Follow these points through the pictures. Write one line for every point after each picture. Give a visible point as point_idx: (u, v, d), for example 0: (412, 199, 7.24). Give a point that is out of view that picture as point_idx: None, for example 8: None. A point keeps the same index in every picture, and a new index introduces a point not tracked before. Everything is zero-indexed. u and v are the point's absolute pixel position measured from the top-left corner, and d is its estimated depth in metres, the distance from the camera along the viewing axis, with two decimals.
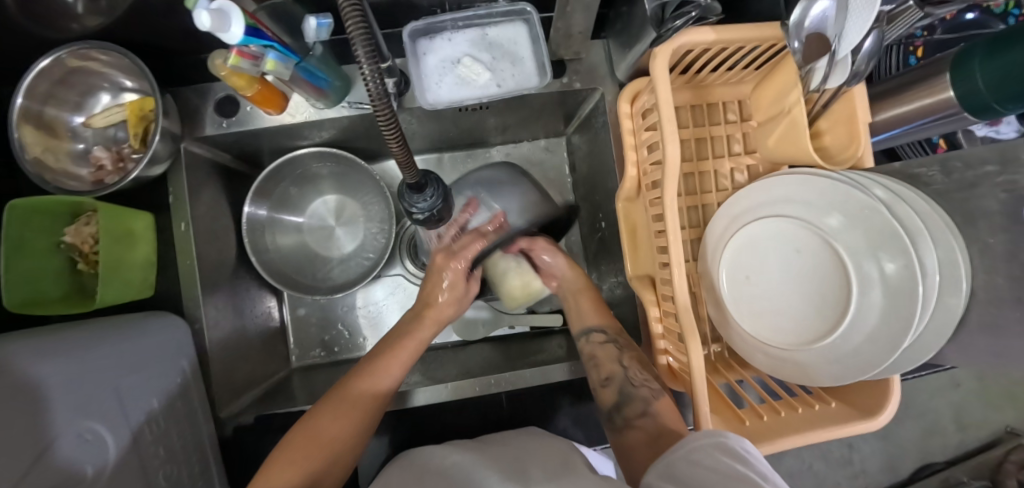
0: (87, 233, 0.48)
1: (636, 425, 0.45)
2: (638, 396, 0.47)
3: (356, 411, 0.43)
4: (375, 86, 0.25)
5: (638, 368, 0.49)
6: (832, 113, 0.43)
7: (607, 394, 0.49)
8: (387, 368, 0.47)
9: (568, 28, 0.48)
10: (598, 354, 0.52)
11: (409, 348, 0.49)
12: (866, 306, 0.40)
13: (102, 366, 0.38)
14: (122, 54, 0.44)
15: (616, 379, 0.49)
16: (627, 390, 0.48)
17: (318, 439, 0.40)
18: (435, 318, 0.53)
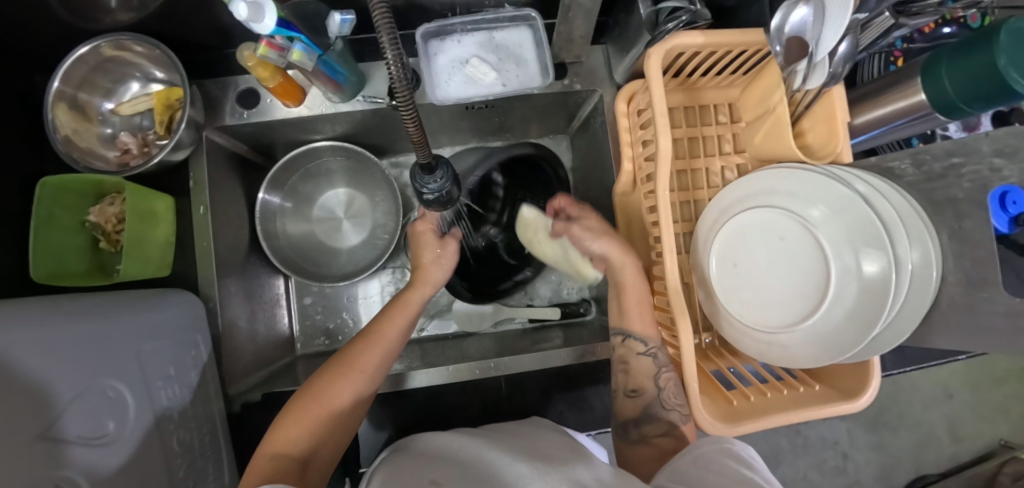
0: (110, 212, 0.51)
1: (653, 442, 0.46)
2: (663, 418, 0.46)
3: (356, 374, 0.43)
4: (398, 72, 0.28)
5: (675, 392, 0.46)
6: (813, 113, 0.47)
7: (632, 406, 0.48)
8: (386, 332, 0.47)
9: (570, 33, 0.52)
10: (631, 363, 0.48)
11: (407, 308, 0.50)
12: (844, 290, 0.42)
13: (125, 332, 0.40)
14: (154, 46, 0.47)
15: (645, 396, 0.47)
16: (655, 409, 0.46)
17: (324, 401, 0.41)
18: (425, 280, 0.53)
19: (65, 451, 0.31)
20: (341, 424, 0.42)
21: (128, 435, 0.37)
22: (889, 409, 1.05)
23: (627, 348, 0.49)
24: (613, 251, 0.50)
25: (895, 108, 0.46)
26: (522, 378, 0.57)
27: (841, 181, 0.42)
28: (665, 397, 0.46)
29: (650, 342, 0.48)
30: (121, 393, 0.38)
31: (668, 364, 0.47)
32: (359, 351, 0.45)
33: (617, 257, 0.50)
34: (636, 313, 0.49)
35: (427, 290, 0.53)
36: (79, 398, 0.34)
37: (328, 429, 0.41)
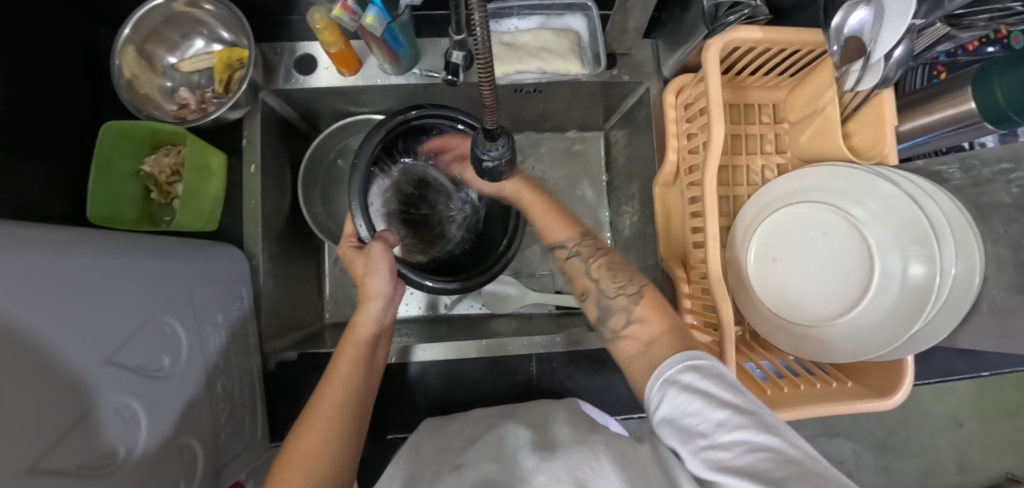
0: (165, 163, 0.51)
1: (625, 336, 0.42)
2: (616, 306, 0.44)
3: (322, 423, 0.39)
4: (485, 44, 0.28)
5: (610, 275, 0.46)
6: (862, 116, 0.47)
7: (589, 309, 0.47)
8: (343, 370, 0.43)
9: (625, 23, 0.53)
10: (568, 269, 0.50)
11: (359, 337, 0.46)
12: (887, 287, 0.43)
13: (182, 274, 0.41)
14: (223, 3, 0.48)
15: (591, 292, 0.47)
16: (603, 302, 0.45)
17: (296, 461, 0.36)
18: (369, 295, 0.48)
19: (126, 378, 0.32)
20: (333, 462, 0.38)
21: (179, 373, 0.38)
22: (897, 433, 1.04)
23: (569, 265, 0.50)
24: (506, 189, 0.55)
25: (944, 115, 0.47)
26: (550, 360, 0.58)
27: (888, 179, 0.43)
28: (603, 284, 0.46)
29: (572, 239, 0.50)
30: (176, 332, 0.38)
31: (593, 253, 0.49)
32: (318, 399, 0.41)
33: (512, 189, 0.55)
34: (552, 222, 0.52)
35: (376, 304, 0.48)
36: (140, 330, 0.35)
37: (325, 476, 0.37)
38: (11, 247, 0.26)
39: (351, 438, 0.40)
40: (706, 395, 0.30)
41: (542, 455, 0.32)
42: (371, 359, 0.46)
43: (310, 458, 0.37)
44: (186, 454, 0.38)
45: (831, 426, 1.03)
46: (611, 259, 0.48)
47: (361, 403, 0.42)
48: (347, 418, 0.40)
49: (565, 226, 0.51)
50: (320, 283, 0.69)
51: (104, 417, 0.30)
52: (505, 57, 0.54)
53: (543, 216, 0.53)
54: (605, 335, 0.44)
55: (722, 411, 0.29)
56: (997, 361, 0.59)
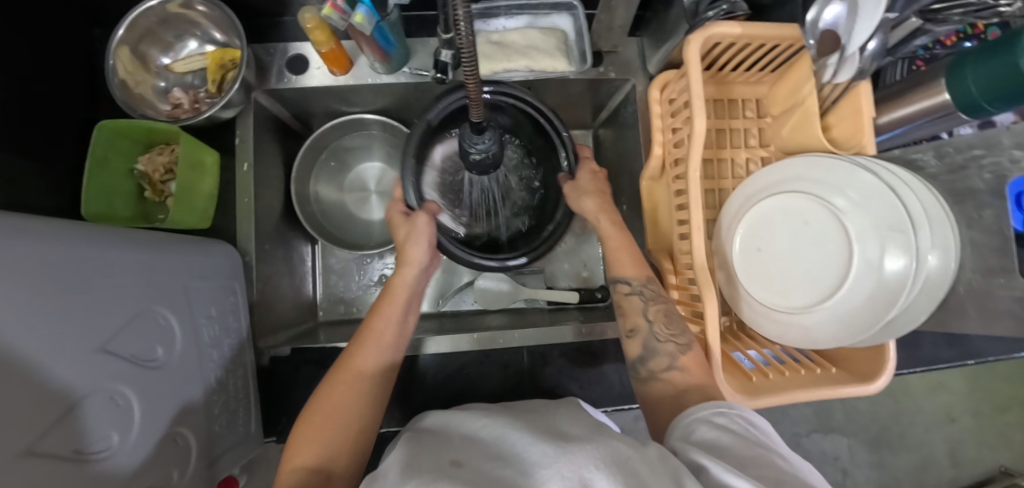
0: (159, 161, 0.52)
1: (663, 379, 0.44)
2: (663, 351, 0.45)
3: (354, 380, 0.40)
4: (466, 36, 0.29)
5: (664, 322, 0.46)
6: (840, 108, 0.49)
7: (631, 347, 0.48)
8: (378, 331, 0.44)
9: (610, 21, 0.54)
10: (624, 306, 0.49)
11: (397, 296, 0.48)
12: (869, 273, 0.44)
13: (177, 268, 0.42)
14: (216, 5, 0.49)
15: (640, 332, 0.47)
16: (651, 345, 0.46)
17: (320, 419, 0.37)
18: (408, 259, 0.50)
19: (120, 366, 0.33)
20: (363, 416, 0.39)
21: (172, 363, 0.39)
22: (891, 428, 1.05)
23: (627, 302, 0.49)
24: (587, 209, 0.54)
25: (921, 107, 0.47)
26: (543, 353, 0.58)
27: (867, 169, 0.44)
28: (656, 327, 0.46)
29: (639, 278, 0.50)
30: (169, 323, 0.39)
31: (656, 297, 0.49)
32: (351, 356, 0.42)
33: (593, 214, 0.54)
34: (621, 257, 0.52)
35: (412, 270, 0.50)
36: (135, 320, 0.35)
37: (352, 428, 0.38)
38: (20, 235, 0.27)
39: (377, 398, 0.41)
40: (737, 430, 0.34)
41: (547, 447, 0.29)
42: (405, 322, 0.47)
43: (338, 412, 0.38)
44: (180, 443, 0.39)
45: (825, 421, 1.04)
46: (668, 305, 0.48)
47: (388, 364, 0.43)
48: (372, 383, 0.41)
49: (636, 264, 0.51)
50: (313, 281, 0.70)
51: (100, 404, 0.31)
52: (493, 56, 0.55)
53: (618, 251, 0.52)
54: (643, 374, 0.46)
55: (749, 443, 0.32)
56: (982, 349, 0.60)
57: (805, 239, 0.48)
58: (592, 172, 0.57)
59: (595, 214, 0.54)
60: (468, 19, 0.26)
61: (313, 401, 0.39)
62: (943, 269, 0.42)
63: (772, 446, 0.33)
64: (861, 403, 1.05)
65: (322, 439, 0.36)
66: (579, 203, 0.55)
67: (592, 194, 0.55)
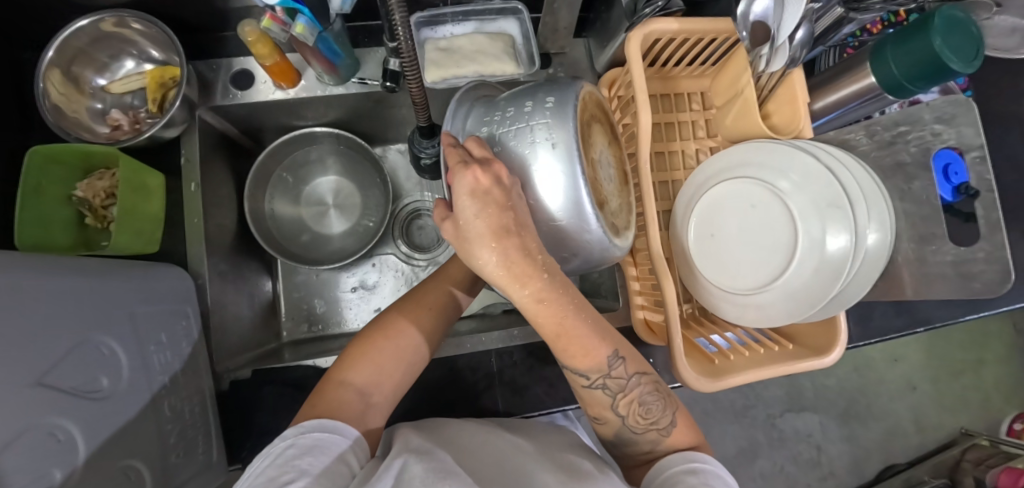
0: (99, 186, 0.50)
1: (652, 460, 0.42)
2: (642, 439, 0.41)
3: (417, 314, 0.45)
4: None
5: (640, 416, 0.41)
6: (778, 96, 0.50)
7: (603, 428, 0.44)
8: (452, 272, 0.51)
9: (555, 23, 0.55)
10: (586, 397, 0.42)
11: None
12: (813, 249, 0.45)
13: (121, 293, 0.40)
14: (153, 23, 0.48)
15: (612, 424, 0.42)
16: (626, 434, 0.42)
17: (380, 344, 0.42)
18: None
19: (61, 399, 0.31)
20: (409, 362, 0.43)
21: (119, 393, 0.37)
22: (857, 401, 1.08)
23: (570, 379, 0.41)
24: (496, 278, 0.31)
25: (850, 91, 0.48)
26: (512, 354, 0.58)
27: (804, 151, 0.46)
28: (631, 421, 0.41)
29: (596, 371, 0.39)
30: (114, 353, 0.38)
31: (622, 389, 0.40)
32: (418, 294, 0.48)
33: (507, 279, 0.31)
34: (573, 352, 0.37)
35: None
36: (76, 351, 0.34)
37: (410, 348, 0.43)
38: None
39: (431, 333, 0.45)
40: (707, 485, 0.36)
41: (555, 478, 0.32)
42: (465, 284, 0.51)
43: (384, 359, 0.41)
44: (133, 477, 0.37)
45: (796, 401, 1.07)
46: (644, 390, 0.41)
47: (442, 320, 0.47)
48: (435, 318, 0.46)
49: (591, 357, 0.38)
50: (275, 299, 0.68)
51: (36, 440, 0.29)
52: (441, 61, 0.54)
53: (562, 341, 0.36)
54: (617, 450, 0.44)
55: None
56: (930, 315, 0.63)
57: (739, 237, 0.49)
58: (476, 180, 0.29)
59: (518, 275, 0.31)
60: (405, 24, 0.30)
61: (367, 333, 0.43)
62: (883, 243, 0.44)
63: None
64: (828, 381, 1.08)
65: (366, 377, 0.40)
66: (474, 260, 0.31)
67: (490, 241, 0.29)
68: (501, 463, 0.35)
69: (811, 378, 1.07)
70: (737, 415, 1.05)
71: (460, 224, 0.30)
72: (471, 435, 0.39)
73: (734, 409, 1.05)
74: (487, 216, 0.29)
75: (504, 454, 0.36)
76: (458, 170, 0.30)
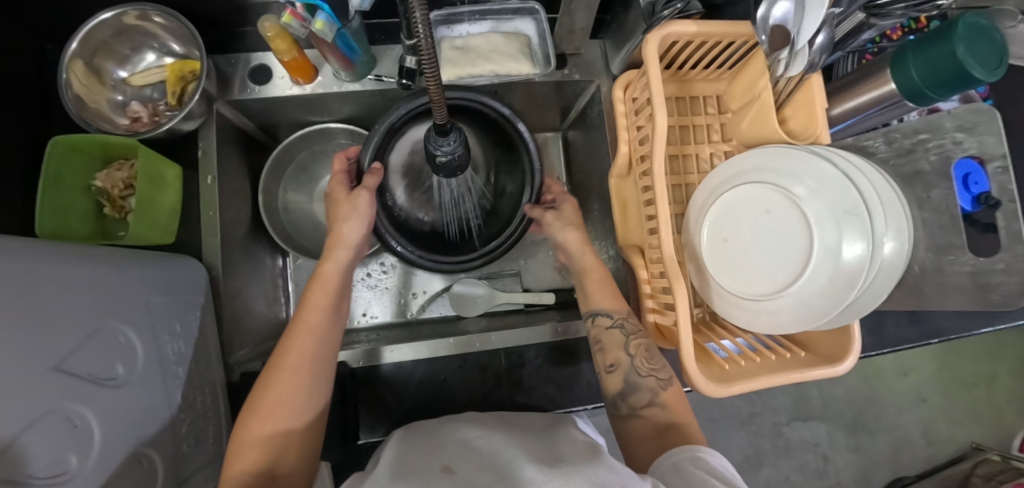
0: (118, 177, 0.50)
1: (642, 416, 0.47)
2: (644, 386, 0.48)
3: (291, 373, 0.42)
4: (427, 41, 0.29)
5: (646, 357, 0.49)
6: (795, 101, 0.50)
7: (613, 382, 0.49)
8: (310, 319, 0.46)
9: (571, 24, 0.55)
10: (604, 340, 0.51)
11: (328, 283, 0.50)
12: (827, 257, 0.45)
13: (138, 283, 0.40)
14: (175, 17, 0.48)
15: (623, 366, 0.49)
16: (633, 379, 0.48)
17: (262, 421, 0.39)
18: (339, 245, 0.52)
19: (77, 386, 0.31)
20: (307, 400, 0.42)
21: (133, 381, 0.37)
22: (866, 412, 1.07)
23: (599, 328, 0.52)
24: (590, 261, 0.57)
25: (869, 97, 0.48)
26: (520, 354, 0.58)
27: (823, 158, 0.45)
28: (639, 364, 0.48)
29: (618, 312, 0.52)
30: (130, 341, 0.38)
31: (635, 332, 0.51)
32: (285, 350, 0.43)
33: (577, 247, 0.57)
34: (599, 293, 0.54)
35: (342, 255, 0.52)
36: (93, 338, 0.34)
37: (295, 416, 0.41)
38: None
39: (318, 384, 0.43)
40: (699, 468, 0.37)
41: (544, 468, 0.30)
42: (336, 309, 0.49)
43: (282, 409, 0.40)
44: (145, 465, 0.38)
45: (803, 409, 1.06)
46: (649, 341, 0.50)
47: (321, 364, 0.44)
48: (308, 376, 0.42)
49: (615, 300, 0.53)
50: (286, 293, 0.68)
51: (53, 425, 0.29)
52: (456, 60, 0.54)
53: (597, 283, 0.55)
54: (623, 411, 0.48)
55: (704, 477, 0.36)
56: (945, 327, 0.62)
57: (749, 243, 0.49)
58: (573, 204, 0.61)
59: (580, 244, 0.58)
60: (426, 23, 0.28)
61: (261, 384, 0.42)
62: (900, 251, 0.44)
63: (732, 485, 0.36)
64: (837, 390, 1.07)
65: (267, 429, 0.39)
66: (561, 234, 0.58)
67: (567, 225, 0.58)
68: (486, 459, 0.33)
69: (820, 387, 1.06)
70: (744, 422, 1.04)
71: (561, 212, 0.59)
72: (465, 435, 0.38)
73: (740, 416, 1.04)
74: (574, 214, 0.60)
75: (500, 448, 0.34)
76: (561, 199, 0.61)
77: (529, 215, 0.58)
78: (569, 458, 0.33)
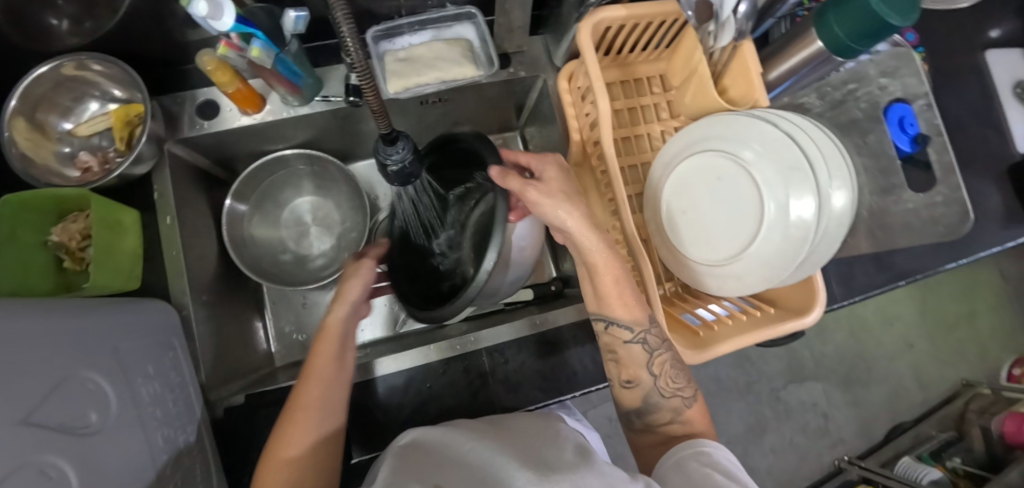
0: (74, 229, 0.50)
1: (659, 431, 0.47)
2: (666, 406, 0.46)
3: (304, 413, 0.41)
4: (358, 53, 0.32)
5: (672, 377, 0.46)
6: (732, 70, 0.52)
7: (630, 396, 0.47)
8: (321, 368, 0.43)
9: (509, 23, 0.56)
10: (622, 354, 0.47)
11: (332, 335, 0.45)
12: (779, 215, 0.46)
13: (104, 329, 0.40)
14: (114, 63, 0.48)
15: (643, 385, 0.46)
16: (654, 399, 0.47)
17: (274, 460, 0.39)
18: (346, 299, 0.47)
19: (50, 437, 0.31)
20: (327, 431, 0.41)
21: (108, 427, 0.37)
22: (858, 365, 1.09)
23: (612, 338, 0.47)
24: (596, 249, 0.43)
25: (799, 59, 0.48)
26: (502, 351, 0.58)
27: (763, 121, 0.47)
28: (661, 382, 0.46)
29: (638, 325, 0.45)
30: (101, 387, 0.37)
31: (659, 346, 0.46)
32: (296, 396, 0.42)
33: (581, 230, 0.43)
34: (618, 296, 0.45)
35: (345, 307, 0.46)
36: (62, 388, 0.34)
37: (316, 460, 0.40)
38: None
39: (329, 422, 0.42)
40: (706, 462, 0.38)
41: (531, 475, 0.31)
42: (343, 362, 0.45)
43: (301, 439, 0.40)
44: None
45: (797, 371, 1.08)
46: (675, 355, 0.46)
47: (335, 414, 0.43)
48: (326, 421, 0.42)
49: (632, 308, 0.45)
50: (263, 324, 0.68)
51: (28, 479, 0.28)
52: (402, 72, 0.54)
53: (612, 282, 0.45)
54: (638, 425, 0.48)
55: (708, 472, 0.37)
56: (908, 268, 0.63)
57: (706, 213, 0.50)
58: (558, 168, 0.45)
59: (587, 229, 0.43)
60: (354, 38, 0.31)
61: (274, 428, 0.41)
62: (848, 199, 0.45)
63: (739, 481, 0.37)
64: (827, 348, 1.09)
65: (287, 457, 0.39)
66: (556, 213, 0.42)
67: (562, 198, 0.43)
68: (473, 470, 0.34)
69: (810, 347, 1.08)
70: (742, 392, 1.05)
71: (551, 187, 0.43)
72: (454, 443, 0.38)
73: (737, 387, 1.05)
74: (567, 185, 0.44)
75: (486, 455, 0.35)
76: (544, 164, 0.45)
77: (504, 187, 0.41)
78: (556, 461, 0.34)
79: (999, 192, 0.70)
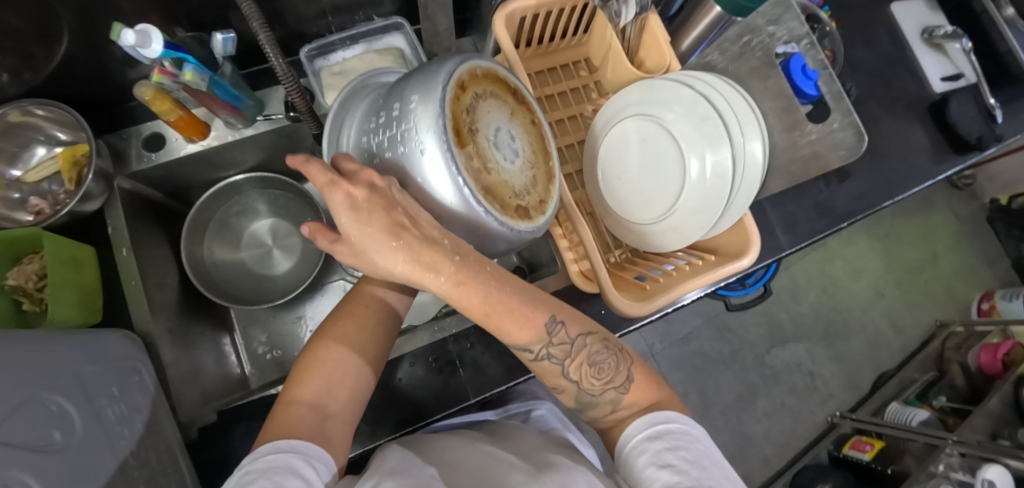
0: (29, 270, 0.51)
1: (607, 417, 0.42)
2: (603, 401, 0.41)
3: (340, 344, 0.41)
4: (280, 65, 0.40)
5: (594, 375, 0.41)
6: (644, 43, 0.56)
7: (567, 399, 0.44)
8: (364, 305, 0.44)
9: (434, 27, 0.60)
10: (539, 370, 0.42)
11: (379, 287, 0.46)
12: (700, 167, 0.49)
13: (66, 353, 0.41)
14: (56, 107, 0.50)
15: (569, 391, 0.42)
16: (587, 398, 0.42)
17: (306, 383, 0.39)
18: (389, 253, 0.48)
19: (13, 453, 0.31)
20: (361, 371, 0.41)
21: (73, 447, 0.37)
22: (835, 320, 1.11)
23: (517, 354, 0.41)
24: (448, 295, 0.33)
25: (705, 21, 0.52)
26: (466, 337, 0.59)
27: (680, 85, 0.50)
28: (586, 385, 0.41)
29: (539, 342, 0.39)
30: (63, 409, 0.38)
31: (567, 356, 0.40)
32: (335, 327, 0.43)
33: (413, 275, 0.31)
34: (509, 325, 0.37)
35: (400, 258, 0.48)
36: (22, 409, 0.34)
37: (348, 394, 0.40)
38: None
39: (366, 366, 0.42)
40: (659, 446, 0.36)
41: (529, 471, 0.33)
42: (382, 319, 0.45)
43: (334, 369, 0.40)
44: None
45: (778, 334, 1.09)
46: (591, 349, 0.41)
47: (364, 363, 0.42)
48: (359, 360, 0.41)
49: (529, 326, 0.38)
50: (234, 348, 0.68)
51: None
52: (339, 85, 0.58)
53: (493, 316, 0.36)
54: (589, 419, 0.44)
55: (662, 458, 0.35)
56: (844, 209, 0.67)
57: (639, 175, 0.53)
58: (350, 196, 0.29)
59: (422, 273, 0.31)
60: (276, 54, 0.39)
61: (305, 355, 0.41)
62: (759, 147, 0.48)
63: (695, 460, 0.35)
64: (803, 307, 1.11)
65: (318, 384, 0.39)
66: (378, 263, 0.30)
67: (373, 246, 0.29)
68: (477, 467, 0.36)
69: (786, 308, 1.09)
70: (727, 362, 1.06)
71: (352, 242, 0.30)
72: (459, 446, 0.41)
73: (722, 357, 1.06)
74: (376, 216, 0.29)
75: (490, 456, 0.38)
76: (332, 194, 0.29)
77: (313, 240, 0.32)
78: (555, 463, 0.36)
79: (920, 128, 0.74)
